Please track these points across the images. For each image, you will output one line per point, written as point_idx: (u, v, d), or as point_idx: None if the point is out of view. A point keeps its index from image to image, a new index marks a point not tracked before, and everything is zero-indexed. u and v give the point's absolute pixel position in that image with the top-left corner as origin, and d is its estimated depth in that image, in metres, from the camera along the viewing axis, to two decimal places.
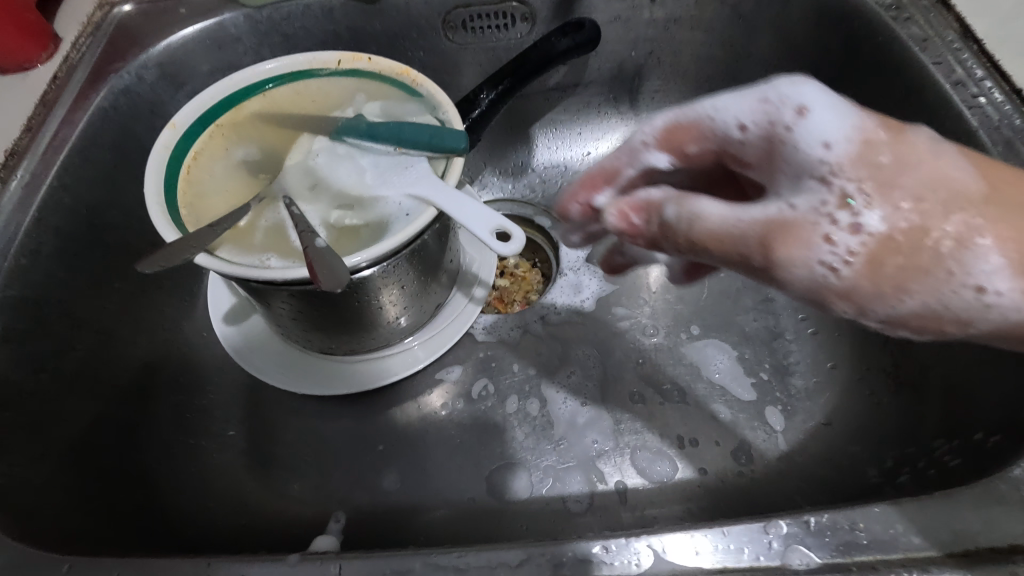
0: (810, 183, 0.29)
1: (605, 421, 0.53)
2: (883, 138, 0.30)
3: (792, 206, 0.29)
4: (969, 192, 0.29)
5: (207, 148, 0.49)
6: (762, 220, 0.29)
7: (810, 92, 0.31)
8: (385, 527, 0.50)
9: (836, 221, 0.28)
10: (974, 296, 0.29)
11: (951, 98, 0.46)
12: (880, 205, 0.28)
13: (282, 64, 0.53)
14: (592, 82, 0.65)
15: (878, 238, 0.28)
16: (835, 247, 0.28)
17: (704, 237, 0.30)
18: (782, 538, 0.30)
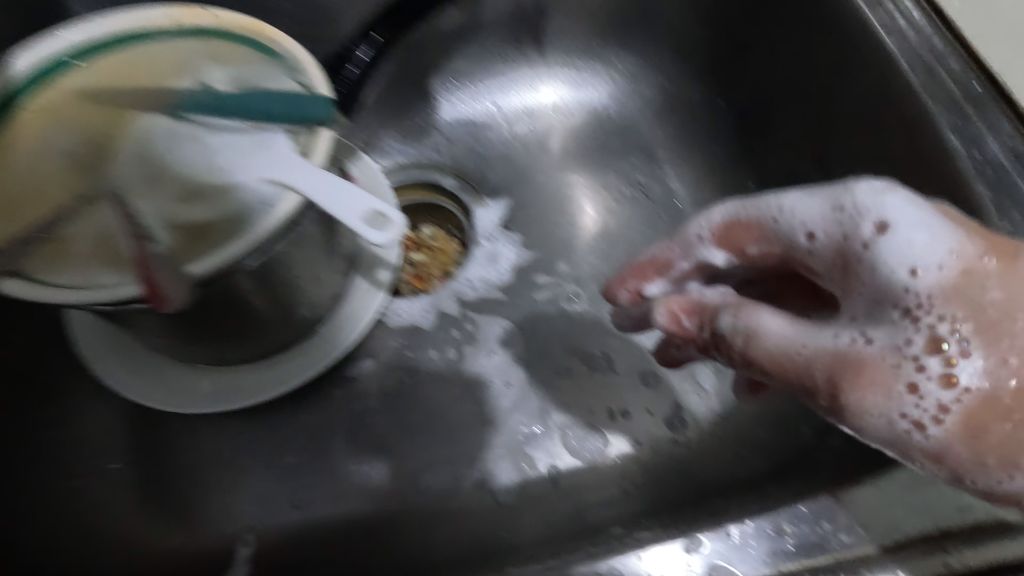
0: (893, 315, 0.28)
1: (533, 403, 0.50)
2: (992, 269, 0.28)
3: (869, 340, 0.28)
4: None
5: (12, 142, 0.40)
6: (831, 353, 0.28)
7: (895, 205, 0.29)
8: (305, 549, 0.45)
9: (926, 369, 0.27)
10: None
11: (868, 18, 0.42)
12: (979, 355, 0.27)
13: (99, 24, 0.42)
14: (490, 25, 0.58)
15: (975, 394, 0.27)
16: (922, 400, 0.27)
17: (766, 365, 0.29)
18: (705, 557, 0.30)
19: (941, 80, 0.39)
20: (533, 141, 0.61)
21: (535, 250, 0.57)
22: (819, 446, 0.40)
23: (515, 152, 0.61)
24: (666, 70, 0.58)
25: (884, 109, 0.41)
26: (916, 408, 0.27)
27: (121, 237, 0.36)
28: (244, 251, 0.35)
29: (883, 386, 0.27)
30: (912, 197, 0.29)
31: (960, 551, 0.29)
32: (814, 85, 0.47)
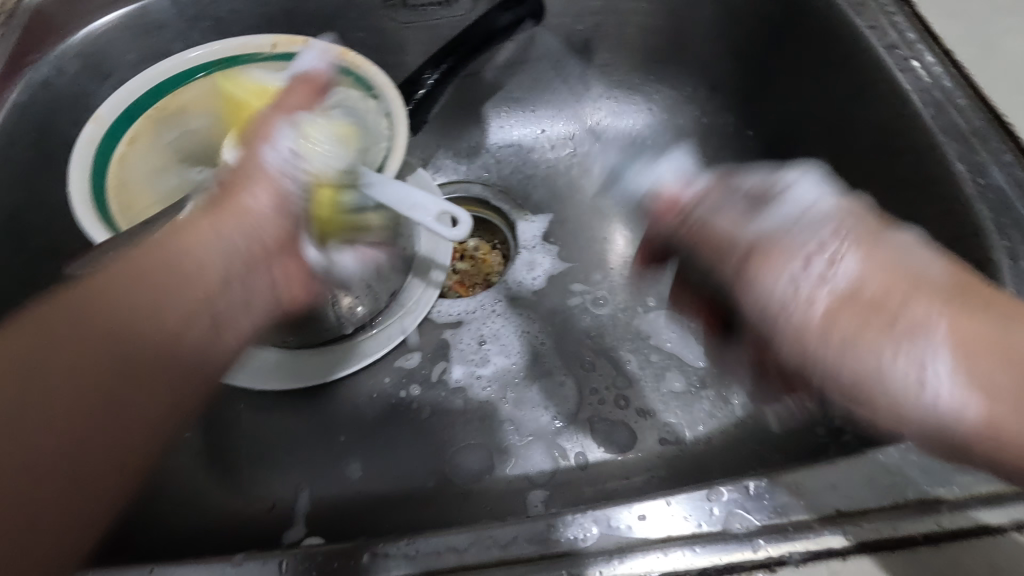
0: (813, 259, 0.31)
1: (563, 397, 0.53)
2: (929, 330, 0.29)
3: (834, 261, 0.31)
4: (936, 284, 0.30)
5: (139, 138, 0.47)
6: (764, 236, 0.32)
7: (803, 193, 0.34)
8: (348, 517, 0.49)
9: (811, 261, 0.31)
10: (910, 377, 0.29)
11: (884, 63, 0.45)
12: (854, 265, 0.31)
13: (211, 50, 0.49)
14: (541, 58, 0.62)
15: (850, 291, 0.30)
16: (810, 270, 0.31)
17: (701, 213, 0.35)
18: (723, 504, 0.29)
19: (949, 114, 0.42)
20: (575, 164, 0.64)
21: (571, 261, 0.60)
22: (833, 443, 0.44)
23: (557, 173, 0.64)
24: (700, 103, 0.62)
25: (900, 140, 0.44)
26: (929, 392, 0.29)
27: None
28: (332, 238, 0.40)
29: (882, 345, 0.29)
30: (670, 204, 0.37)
31: (951, 511, 0.29)
32: (837, 123, 0.50)
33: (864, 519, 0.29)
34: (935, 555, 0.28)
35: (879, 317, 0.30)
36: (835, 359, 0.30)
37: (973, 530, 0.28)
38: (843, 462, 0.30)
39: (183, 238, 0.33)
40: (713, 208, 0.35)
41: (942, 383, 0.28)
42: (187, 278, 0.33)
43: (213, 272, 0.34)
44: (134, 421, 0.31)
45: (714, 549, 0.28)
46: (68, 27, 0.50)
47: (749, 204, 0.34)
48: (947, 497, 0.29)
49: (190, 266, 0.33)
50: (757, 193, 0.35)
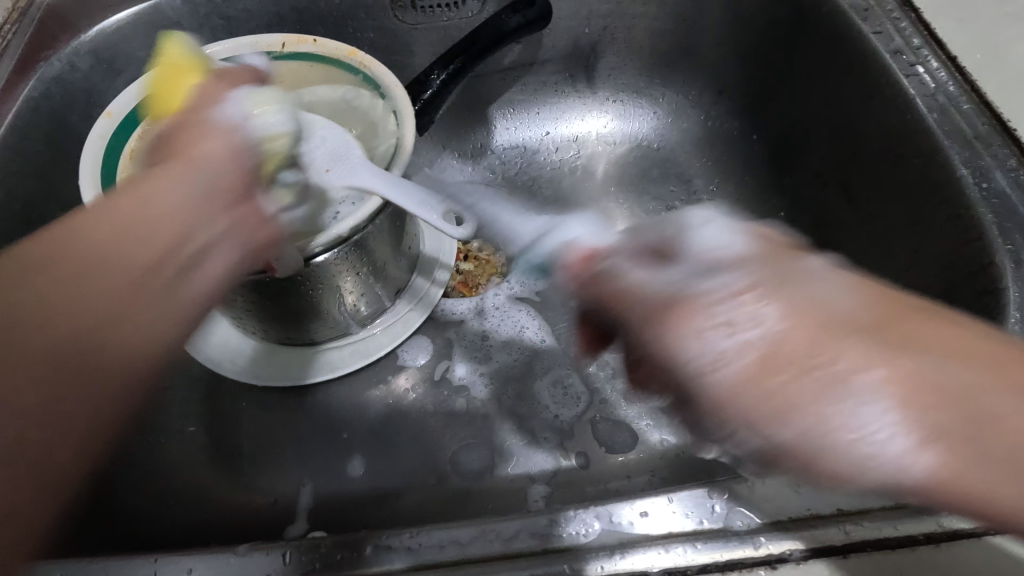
0: (709, 278, 0.28)
1: (566, 397, 0.54)
2: (859, 384, 0.25)
3: (726, 302, 0.27)
4: (849, 319, 0.26)
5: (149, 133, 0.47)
6: (668, 289, 0.28)
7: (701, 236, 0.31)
8: (350, 513, 0.49)
9: (722, 303, 0.27)
10: (850, 441, 0.25)
11: (890, 67, 0.45)
12: (770, 314, 0.26)
13: (224, 47, 0.49)
14: (548, 61, 0.62)
15: (713, 296, 0.27)
16: (725, 330, 0.26)
17: (671, 312, 0.27)
18: (724, 501, 0.30)
19: (954, 119, 0.42)
20: (580, 167, 0.65)
21: None
22: None
23: (562, 176, 0.64)
24: (706, 107, 0.62)
25: (906, 144, 0.45)
26: (877, 450, 0.25)
27: None
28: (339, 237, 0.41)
29: (804, 400, 0.25)
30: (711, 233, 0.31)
31: None
32: (842, 127, 0.50)
33: (864, 518, 0.29)
34: (938, 555, 0.28)
35: (772, 354, 0.25)
36: (748, 423, 0.26)
37: (975, 531, 0.28)
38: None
39: (98, 211, 0.28)
40: (631, 261, 0.31)
41: (889, 440, 0.25)
42: (117, 252, 0.28)
43: (172, 206, 0.29)
44: (86, 409, 0.27)
45: (715, 546, 0.28)
46: (82, 23, 0.51)
47: (645, 258, 0.31)
48: None
49: (92, 250, 0.28)
50: (655, 247, 0.31)
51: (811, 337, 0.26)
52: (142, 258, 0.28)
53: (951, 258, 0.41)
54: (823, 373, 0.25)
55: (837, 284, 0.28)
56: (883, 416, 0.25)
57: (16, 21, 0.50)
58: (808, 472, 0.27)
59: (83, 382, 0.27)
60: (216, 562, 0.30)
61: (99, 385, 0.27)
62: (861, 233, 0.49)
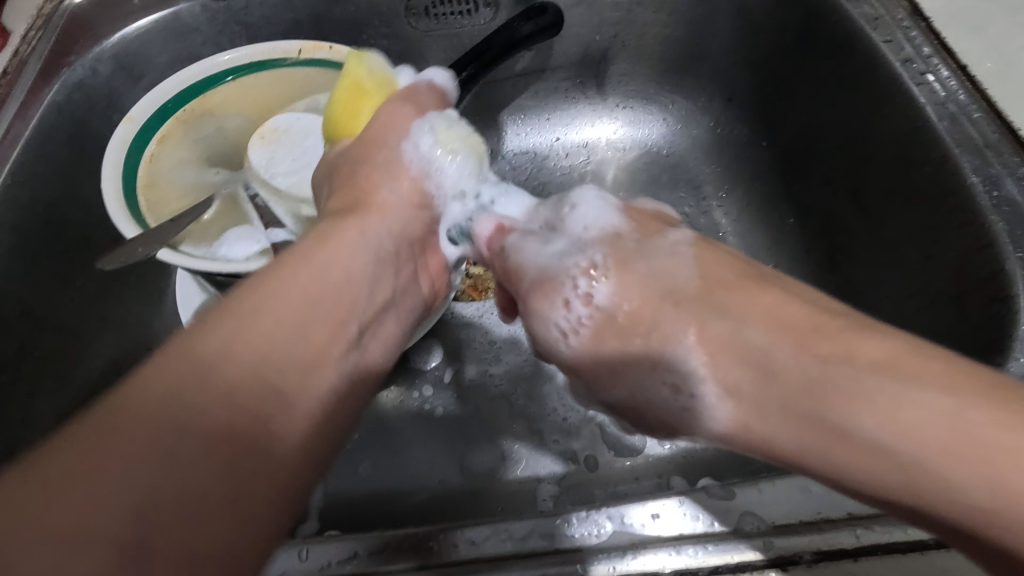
0: (575, 271, 0.36)
1: (576, 400, 0.54)
2: (645, 358, 0.33)
3: (594, 275, 0.35)
4: (687, 288, 0.33)
5: (169, 140, 0.48)
6: (540, 270, 0.37)
7: (584, 212, 0.38)
8: (362, 513, 0.50)
9: (577, 287, 0.35)
10: (670, 393, 0.33)
11: (900, 76, 0.46)
12: (608, 284, 0.35)
13: (241, 54, 0.50)
14: (558, 67, 0.63)
15: (603, 313, 0.35)
16: (569, 313, 0.36)
17: (532, 305, 0.37)
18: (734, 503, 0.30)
19: (964, 127, 0.43)
20: (589, 173, 0.65)
21: None
22: None
23: (571, 182, 0.65)
24: (715, 113, 0.62)
25: (916, 151, 0.45)
26: (701, 407, 0.32)
27: (255, 222, 0.45)
28: None
29: (642, 369, 0.34)
30: (598, 194, 0.40)
31: None
32: (852, 135, 0.51)
33: (875, 522, 0.29)
34: (948, 559, 0.28)
35: (811, 377, 0.27)
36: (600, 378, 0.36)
37: None
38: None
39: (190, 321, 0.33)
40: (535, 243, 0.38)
41: (714, 407, 0.31)
42: (306, 320, 0.29)
43: (347, 297, 0.32)
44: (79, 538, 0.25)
45: (725, 549, 0.29)
46: (104, 30, 0.52)
47: (540, 234, 0.39)
48: None
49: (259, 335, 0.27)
50: (548, 224, 0.39)
51: (753, 372, 0.30)
52: (309, 354, 0.28)
53: (961, 265, 0.42)
54: (814, 356, 0.28)
55: (688, 257, 0.34)
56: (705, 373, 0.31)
57: (39, 27, 0.52)
58: (670, 422, 0.35)
59: (239, 454, 0.24)
60: None
61: (116, 461, 0.21)
62: (871, 239, 0.50)
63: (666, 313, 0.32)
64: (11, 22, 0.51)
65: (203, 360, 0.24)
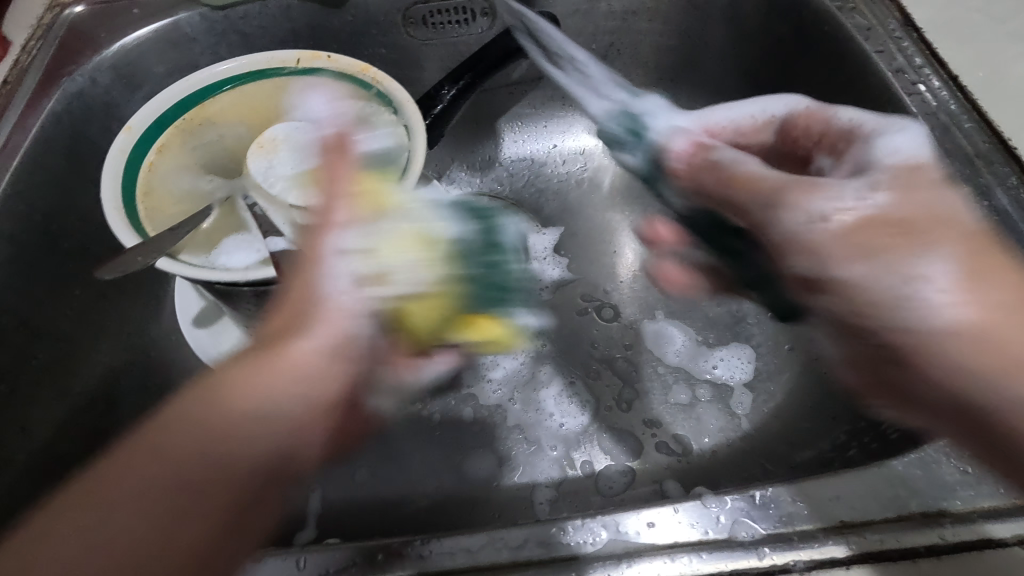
0: (922, 283, 0.32)
1: (572, 406, 0.54)
2: (939, 274, 0.32)
3: (943, 289, 0.31)
4: (965, 225, 0.33)
5: (166, 149, 0.48)
6: (856, 218, 0.34)
7: (904, 140, 0.38)
8: (360, 521, 0.50)
9: (934, 282, 0.32)
10: (912, 292, 0.32)
11: (893, 85, 0.46)
12: (957, 289, 0.31)
13: (240, 63, 0.51)
14: (555, 75, 0.64)
15: (958, 306, 0.31)
16: (930, 280, 0.32)
17: (786, 197, 0.35)
18: (728, 511, 0.30)
19: (955, 137, 0.43)
20: (586, 179, 0.66)
21: (580, 273, 0.61)
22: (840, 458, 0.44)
23: (568, 188, 0.66)
24: None
25: None
26: (927, 302, 0.32)
27: (253, 230, 0.45)
28: None
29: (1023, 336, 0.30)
30: (915, 133, 0.38)
31: (953, 524, 0.29)
32: None
33: (867, 530, 0.29)
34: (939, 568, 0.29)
35: (983, 354, 0.30)
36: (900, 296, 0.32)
37: (975, 543, 0.29)
38: (847, 475, 0.31)
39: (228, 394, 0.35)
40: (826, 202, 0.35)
41: (943, 293, 0.31)
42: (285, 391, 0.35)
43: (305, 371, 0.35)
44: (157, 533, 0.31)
45: (719, 556, 0.29)
46: (104, 40, 0.53)
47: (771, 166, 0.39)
48: (949, 510, 0.30)
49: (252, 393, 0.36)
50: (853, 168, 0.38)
51: (891, 310, 0.33)
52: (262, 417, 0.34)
53: None
54: (989, 292, 0.31)
55: (952, 259, 0.32)
56: (953, 288, 0.31)
57: (39, 37, 0.52)
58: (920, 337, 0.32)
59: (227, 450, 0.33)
60: None
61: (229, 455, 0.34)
62: None
63: (943, 237, 0.32)
64: (13, 32, 0.53)
65: (233, 397, 0.33)
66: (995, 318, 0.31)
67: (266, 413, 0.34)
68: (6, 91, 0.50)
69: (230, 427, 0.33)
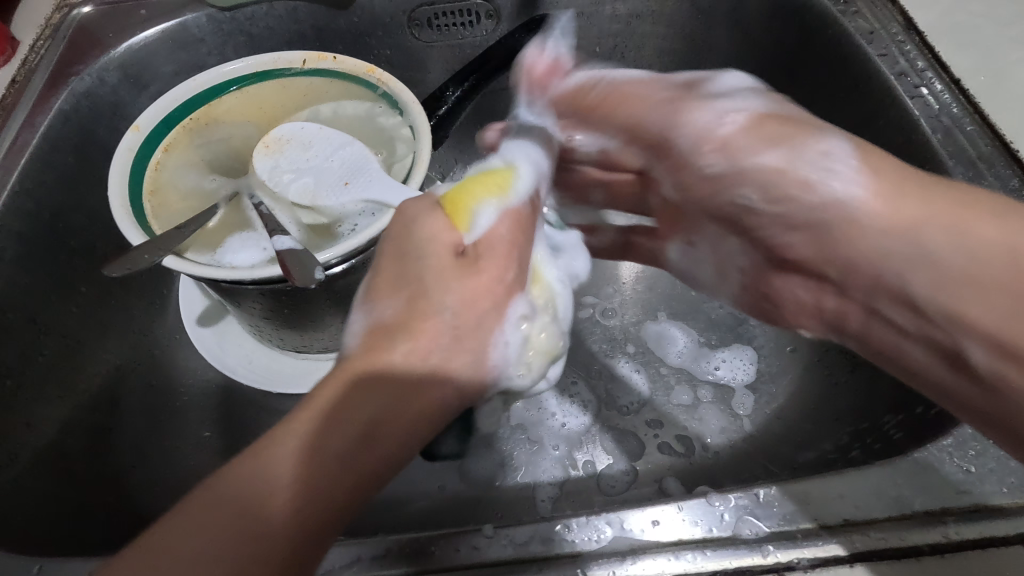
0: (813, 160, 0.34)
1: (575, 406, 0.55)
2: (836, 164, 0.34)
3: (831, 175, 0.34)
4: (870, 210, 0.33)
5: (174, 148, 0.49)
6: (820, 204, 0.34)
7: (733, 80, 0.40)
8: (363, 520, 0.50)
9: (834, 170, 0.34)
10: (825, 192, 0.34)
11: (895, 88, 0.46)
12: (860, 178, 0.33)
13: (247, 63, 0.51)
14: None
15: (849, 203, 0.33)
16: (830, 170, 0.34)
17: (676, 102, 0.38)
18: (733, 509, 0.30)
19: (957, 139, 0.43)
20: None
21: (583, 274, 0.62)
22: (843, 458, 0.44)
23: None
24: None
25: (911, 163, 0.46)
26: (831, 188, 0.34)
27: (258, 228, 0.45)
28: (358, 248, 0.42)
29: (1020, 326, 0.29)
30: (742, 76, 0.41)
31: (957, 523, 0.29)
32: None
33: (871, 528, 0.29)
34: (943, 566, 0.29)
35: (897, 233, 0.32)
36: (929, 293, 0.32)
37: (981, 542, 0.29)
38: (850, 473, 0.31)
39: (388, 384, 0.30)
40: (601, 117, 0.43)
41: (843, 178, 0.33)
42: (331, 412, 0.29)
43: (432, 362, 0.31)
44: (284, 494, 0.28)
45: (725, 554, 0.29)
46: (112, 41, 0.53)
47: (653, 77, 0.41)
48: (953, 508, 0.30)
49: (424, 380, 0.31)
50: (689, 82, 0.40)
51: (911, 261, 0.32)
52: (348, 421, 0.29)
53: None
54: (933, 196, 0.32)
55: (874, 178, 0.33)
56: (850, 174, 0.33)
57: (48, 37, 0.53)
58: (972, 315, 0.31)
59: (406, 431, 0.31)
60: None
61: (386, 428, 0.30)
62: None
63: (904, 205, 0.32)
64: (21, 31, 0.53)
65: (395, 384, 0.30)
66: (891, 208, 0.32)
67: (368, 412, 0.29)
68: (15, 89, 0.50)
69: (344, 417, 0.29)
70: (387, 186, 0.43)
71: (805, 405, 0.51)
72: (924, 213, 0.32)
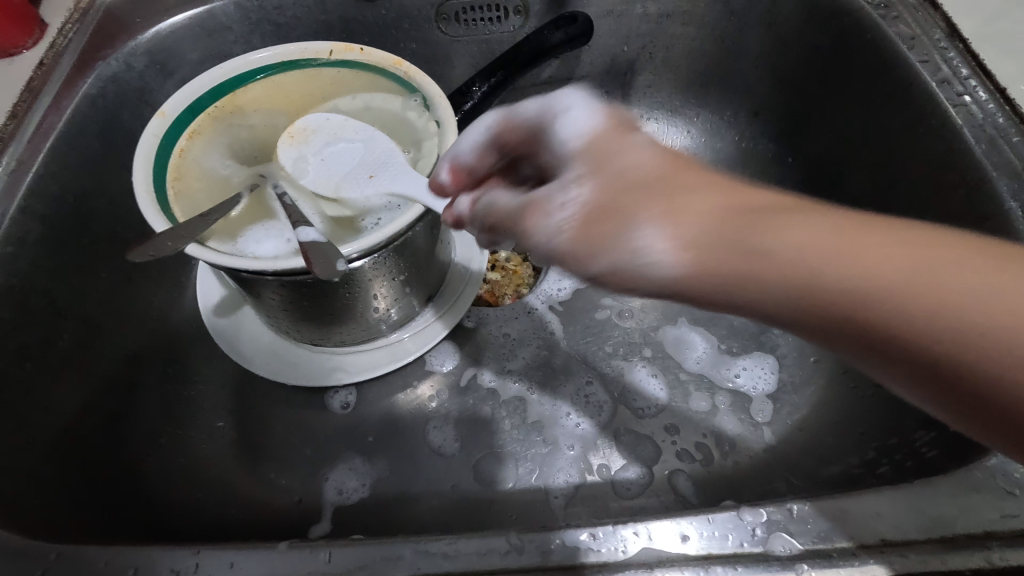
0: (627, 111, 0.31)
1: (590, 407, 0.54)
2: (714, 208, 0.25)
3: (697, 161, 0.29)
4: (643, 175, 0.27)
5: (198, 137, 0.48)
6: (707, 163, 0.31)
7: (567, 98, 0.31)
8: (376, 517, 0.49)
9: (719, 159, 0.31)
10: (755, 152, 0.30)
11: (938, 96, 0.45)
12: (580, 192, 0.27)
13: (273, 52, 0.51)
14: (584, 76, 0.63)
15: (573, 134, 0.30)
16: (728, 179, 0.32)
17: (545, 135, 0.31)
18: (765, 525, 0.29)
19: (1002, 150, 0.42)
20: None
21: None
22: (869, 474, 0.43)
23: None
24: (741, 128, 0.62)
25: (949, 172, 0.44)
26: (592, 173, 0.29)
27: (280, 219, 0.44)
28: (380, 243, 0.41)
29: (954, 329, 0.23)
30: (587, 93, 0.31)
31: (1001, 548, 0.28)
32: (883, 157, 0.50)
33: (909, 550, 0.29)
34: None
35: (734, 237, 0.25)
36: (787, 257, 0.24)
37: None
38: (890, 492, 0.30)
39: None
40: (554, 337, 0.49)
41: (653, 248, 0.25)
42: None
43: None
44: None
45: (756, 570, 0.28)
46: (138, 26, 0.53)
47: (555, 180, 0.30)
48: (997, 532, 0.29)
49: None
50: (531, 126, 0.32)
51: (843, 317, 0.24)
52: None
53: None
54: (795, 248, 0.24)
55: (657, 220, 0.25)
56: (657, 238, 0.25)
57: (77, 21, 0.52)
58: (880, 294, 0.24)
59: None
60: (259, 560, 0.31)
61: None
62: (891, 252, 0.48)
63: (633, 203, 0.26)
64: (50, 14, 0.52)
65: None
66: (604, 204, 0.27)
67: None
68: (42, 74, 0.50)
69: None
70: (410, 179, 0.42)
71: (828, 417, 0.50)
72: (800, 250, 0.24)
